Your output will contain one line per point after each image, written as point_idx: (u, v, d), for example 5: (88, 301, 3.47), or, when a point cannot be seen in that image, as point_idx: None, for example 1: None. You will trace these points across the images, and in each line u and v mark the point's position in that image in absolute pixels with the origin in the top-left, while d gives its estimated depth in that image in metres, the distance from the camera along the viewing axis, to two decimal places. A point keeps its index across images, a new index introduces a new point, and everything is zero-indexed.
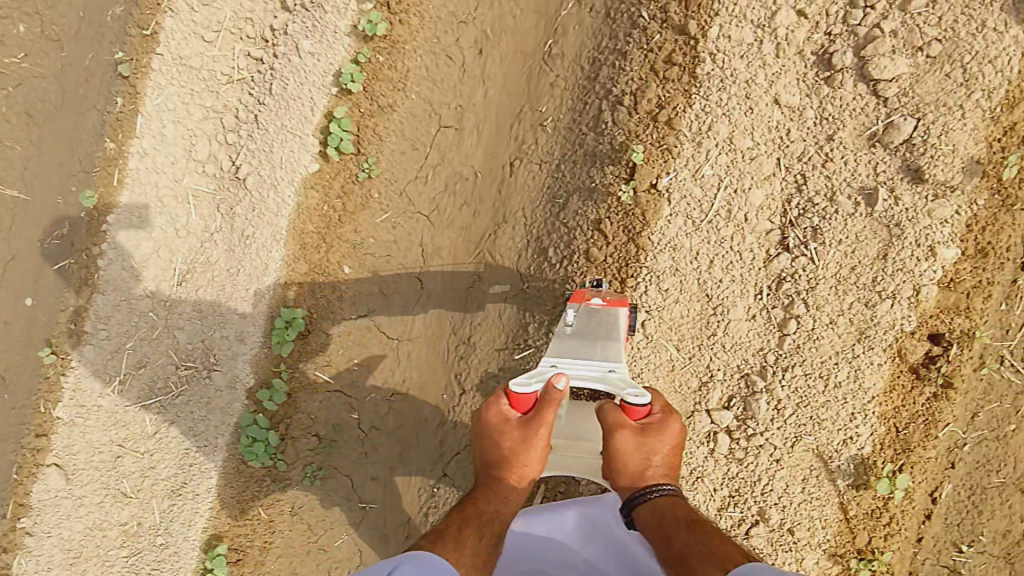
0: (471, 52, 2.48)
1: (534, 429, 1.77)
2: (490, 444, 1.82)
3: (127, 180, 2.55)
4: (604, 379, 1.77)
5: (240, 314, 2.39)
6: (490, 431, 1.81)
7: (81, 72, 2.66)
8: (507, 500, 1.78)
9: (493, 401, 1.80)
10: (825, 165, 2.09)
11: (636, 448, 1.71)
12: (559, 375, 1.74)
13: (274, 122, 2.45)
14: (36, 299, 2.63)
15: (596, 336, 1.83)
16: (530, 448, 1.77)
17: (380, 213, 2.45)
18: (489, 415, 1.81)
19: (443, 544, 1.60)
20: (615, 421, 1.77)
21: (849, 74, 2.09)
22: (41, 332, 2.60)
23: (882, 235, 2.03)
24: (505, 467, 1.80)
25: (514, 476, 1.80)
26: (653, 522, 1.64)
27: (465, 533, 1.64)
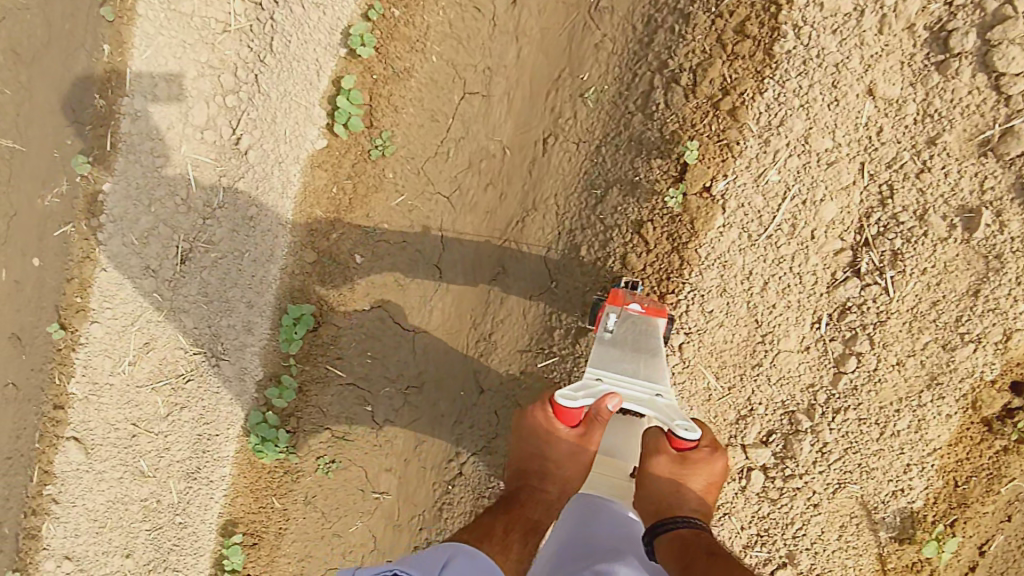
0: (503, 1, 2.07)
1: (583, 446, 1.54)
2: (531, 450, 1.58)
3: (121, 144, 2.31)
4: (650, 404, 1.45)
5: (247, 303, 2.26)
6: (531, 435, 1.57)
7: (66, 5, 2.33)
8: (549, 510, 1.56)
9: (539, 407, 1.55)
10: (920, 176, 1.74)
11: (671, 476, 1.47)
12: (611, 396, 1.46)
13: (275, 87, 2.14)
14: (43, 260, 2.43)
15: (643, 347, 1.52)
16: (575, 461, 1.55)
17: (394, 196, 2.17)
18: (533, 420, 1.57)
19: (488, 545, 1.39)
20: (655, 444, 1.51)
21: (968, 60, 1.67)
22: (49, 296, 2.43)
23: (978, 268, 1.72)
24: (543, 478, 1.57)
25: (553, 488, 1.57)
26: (673, 551, 1.34)
27: (512, 534, 1.43)
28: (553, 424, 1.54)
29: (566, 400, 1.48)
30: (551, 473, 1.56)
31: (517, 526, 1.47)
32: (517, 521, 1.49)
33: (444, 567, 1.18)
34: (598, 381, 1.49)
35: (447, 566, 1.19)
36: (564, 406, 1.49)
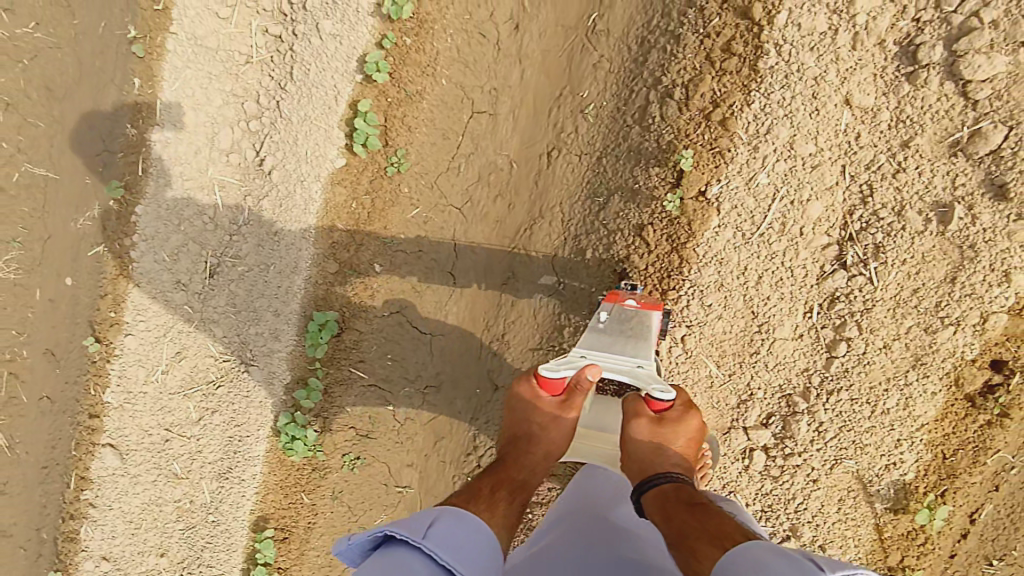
0: (507, 27, 2.22)
1: (565, 412, 1.61)
2: (517, 418, 1.66)
3: (152, 169, 2.47)
4: (631, 373, 1.54)
5: (273, 312, 2.41)
6: (517, 405, 1.66)
7: (96, 43, 2.51)
8: (535, 474, 1.63)
9: (523, 378, 1.65)
10: (896, 176, 1.88)
11: (649, 437, 1.57)
12: (592, 365, 1.54)
13: (296, 113, 2.30)
14: (77, 279, 2.59)
15: (628, 335, 1.64)
16: (559, 425, 1.62)
17: (410, 209, 2.31)
18: (518, 389, 1.65)
19: (475, 504, 1.42)
20: (633, 408, 1.60)
21: (936, 71, 1.80)
22: (83, 312, 2.58)
23: (954, 257, 1.86)
24: (530, 443, 1.63)
25: (540, 450, 1.63)
26: (657, 506, 1.43)
27: (497, 493, 1.48)
28: (537, 393, 1.62)
29: (550, 369, 1.58)
30: (537, 436, 1.63)
31: (503, 486, 1.53)
32: (505, 482, 1.55)
33: (432, 525, 1.23)
34: (582, 356, 1.60)
35: (434, 524, 1.23)
36: (546, 374, 1.58)
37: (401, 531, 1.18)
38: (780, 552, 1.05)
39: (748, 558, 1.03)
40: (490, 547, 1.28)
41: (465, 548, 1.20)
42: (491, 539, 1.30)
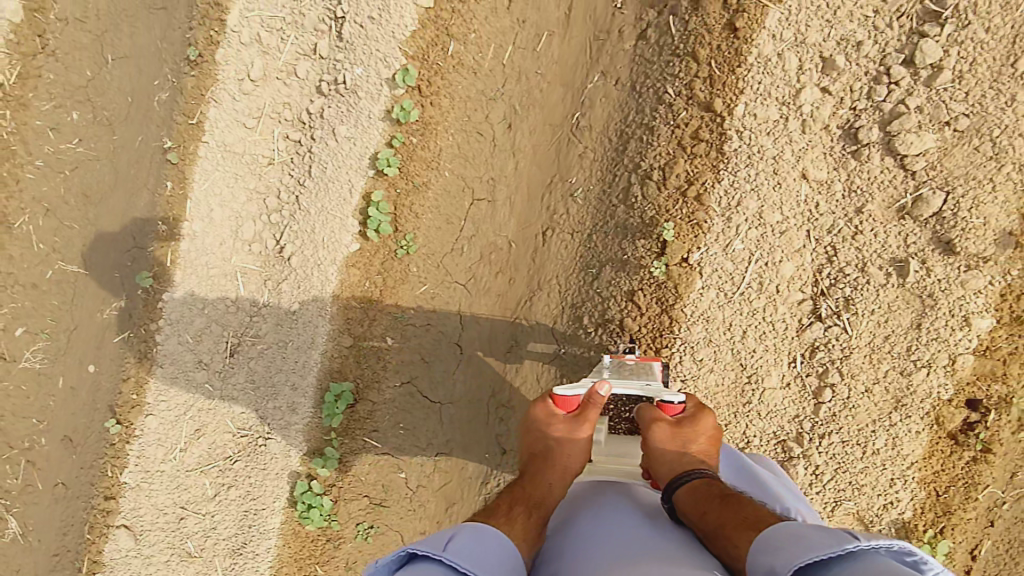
0: (501, 126, 2.50)
1: (579, 427, 1.68)
2: (534, 441, 1.73)
3: (180, 261, 2.67)
4: (641, 387, 1.70)
5: (291, 386, 2.55)
6: (534, 428, 1.75)
7: (132, 153, 2.80)
8: (552, 489, 1.65)
9: (539, 399, 1.78)
10: (855, 238, 2.06)
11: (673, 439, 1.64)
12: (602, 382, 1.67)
13: (313, 205, 2.53)
14: (99, 365, 2.75)
15: (635, 369, 1.80)
16: (573, 439, 1.68)
17: (419, 286, 2.50)
18: (535, 412, 1.76)
19: (495, 518, 1.49)
20: (651, 418, 1.69)
21: (876, 148, 2.02)
22: (104, 396, 2.72)
23: (916, 306, 2.02)
24: (547, 458, 1.69)
25: (557, 466, 1.68)
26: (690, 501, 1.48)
27: (514, 508, 1.54)
28: (551, 412, 1.73)
29: (565, 388, 1.74)
30: (553, 453, 1.69)
31: (521, 502, 1.59)
32: (521, 500, 1.59)
33: (452, 539, 1.25)
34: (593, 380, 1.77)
35: (453, 538, 1.25)
36: (562, 392, 1.73)
37: (424, 547, 1.20)
38: (821, 530, 1.12)
39: (790, 537, 1.12)
40: (510, 556, 1.31)
41: (487, 557, 1.24)
42: (509, 548, 1.34)
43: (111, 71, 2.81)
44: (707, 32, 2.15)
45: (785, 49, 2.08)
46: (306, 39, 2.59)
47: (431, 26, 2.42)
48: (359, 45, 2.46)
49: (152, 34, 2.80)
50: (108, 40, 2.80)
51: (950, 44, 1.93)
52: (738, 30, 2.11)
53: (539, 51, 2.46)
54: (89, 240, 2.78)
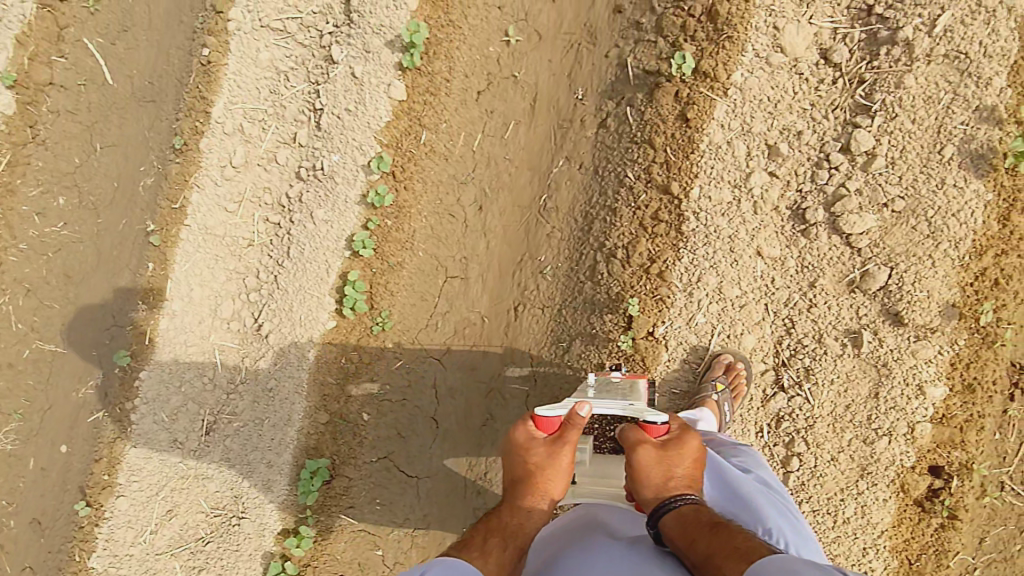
0: (472, 208, 2.64)
1: (559, 450, 1.58)
2: (511, 467, 1.62)
3: (158, 338, 2.69)
4: (624, 407, 1.67)
5: (267, 463, 2.53)
6: (510, 453, 1.63)
7: (116, 236, 2.89)
8: (532, 516, 1.59)
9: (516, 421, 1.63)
10: (810, 310, 2.10)
11: (659, 462, 1.54)
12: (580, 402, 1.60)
13: (291, 283, 2.60)
14: (71, 446, 2.75)
15: (617, 390, 1.84)
16: (553, 466, 1.57)
17: (394, 361, 2.54)
18: (511, 435, 1.62)
19: (469, 552, 1.54)
20: (635, 438, 1.56)
21: (822, 227, 2.13)
22: (75, 476, 2.71)
23: (873, 374, 2.03)
24: (526, 484, 1.59)
25: (536, 492, 1.59)
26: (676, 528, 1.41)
27: (490, 540, 1.56)
28: (530, 435, 1.61)
29: (546, 408, 1.62)
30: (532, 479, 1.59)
31: (496, 532, 1.59)
32: (497, 530, 1.59)
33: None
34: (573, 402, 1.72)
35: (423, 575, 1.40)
36: (542, 413, 1.62)
37: None
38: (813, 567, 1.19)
39: (783, 571, 1.12)
40: None
41: None
42: None
43: (99, 159, 2.93)
44: (662, 122, 2.32)
45: (734, 137, 2.25)
46: (286, 128, 2.78)
47: (404, 117, 2.61)
48: (336, 134, 2.65)
49: (139, 124, 2.94)
50: (97, 130, 2.94)
51: (880, 133, 2.12)
52: (689, 120, 2.28)
53: (507, 138, 2.67)
54: (69, 319, 2.83)
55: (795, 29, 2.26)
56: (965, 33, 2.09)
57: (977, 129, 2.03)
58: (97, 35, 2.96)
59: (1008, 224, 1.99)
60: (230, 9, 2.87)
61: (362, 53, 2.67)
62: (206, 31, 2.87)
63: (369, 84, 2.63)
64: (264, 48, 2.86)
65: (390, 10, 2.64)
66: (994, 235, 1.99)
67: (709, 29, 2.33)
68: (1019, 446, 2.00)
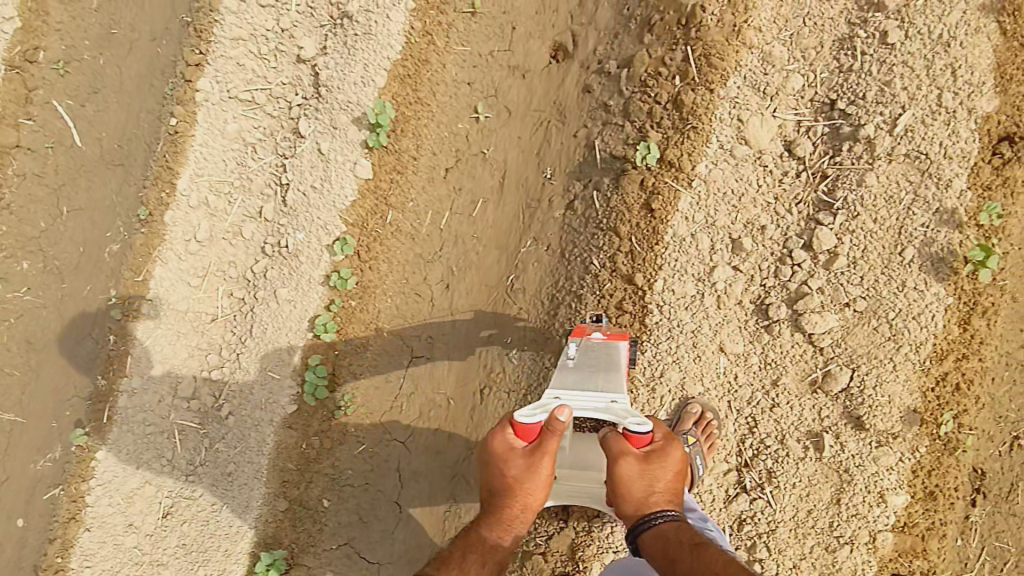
0: (439, 286, 2.61)
1: (538, 461, 1.61)
2: (491, 474, 1.67)
3: (116, 417, 2.64)
4: (607, 409, 1.67)
5: (223, 552, 2.46)
6: (490, 459, 1.67)
7: (79, 302, 2.83)
8: (513, 526, 1.68)
9: (496, 429, 1.65)
10: (772, 410, 2.09)
11: (641, 479, 1.59)
12: (562, 407, 1.60)
13: (254, 363, 2.56)
14: (28, 520, 2.67)
15: (599, 367, 1.81)
16: (533, 479, 1.63)
17: (357, 445, 2.50)
18: (491, 442, 1.65)
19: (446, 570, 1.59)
20: (619, 451, 1.60)
21: (785, 324, 2.11)
22: (31, 552, 2.65)
23: (835, 480, 2.01)
24: (508, 496, 1.66)
25: (517, 505, 1.67)
26: (658, 550, 1.54)
27: (469, 558, 1.63)
28: (510, 446, 1.63)
29: (525, 415, 1.62)
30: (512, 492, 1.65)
31: (476, 547, 1.66)
32: (476, 545, 1.66)
33: None
34: (553, 399, 1.70)
35: None
36: (521, 421, 1.61)
37: None
38: None
39: None
40: None
41: None
42: None
43: (64, 224, 2.88)
44: (627, 210, 2.31)
45: (698, 230, 2.24)
46: (253, 202, 2.76)
47: (370, 196, 2.58)
48: (302, 212, 2.62)
49: (105, 189, 2.90)
50: (64, 194, 2.88)
51: (843, 231, 2.12)
52: (654, 211, 2.27)
53: (474, 216, 2.66)
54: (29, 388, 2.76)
55: (759, 122, 2.27)
56: (926, 133, 2.10)
57: (937, 232, 2.03)
58: (68, 97, 2.90)
59: (968, 329, 2.00)
60: (199, 79, 2.86)
61: (328, 128, 2.66)
62: (174, 100, 2.86)
63: (335, 163, 2.61)
64: (231, 119, 2.85)
65: (357, 86, 2.64)
66: (954, 339, 1.99)
67: (674, 118, 2.33)
68: (981, 552, 1.99)
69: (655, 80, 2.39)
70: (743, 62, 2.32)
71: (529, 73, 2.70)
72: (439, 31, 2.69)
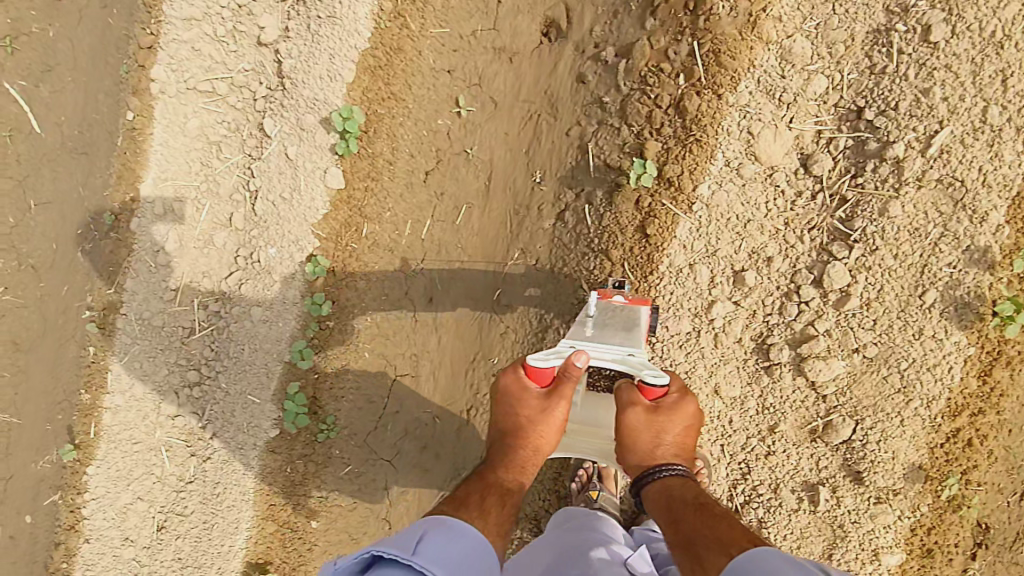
0: (422, 300, 2.45)
1: (553, 404, 1.58)
2: (505, 414, 1.65)
3: (103, 432, 2.61)
4: (623, 359, 1.50)
5: (217, 569, 2.50)
6: (504, 400, 1.65)
7: (61, 305, 2.57)
8: (526, 472, 1.63)
9: (509, 370, 1.64)
10: (767, 457, 1.98)
11: (648, 427, 1.56)
12: (578, 351, 1.51)
13: (233, 383, 2.51)
14: (37, 517, 2.59)
15: (618, 326, 1.64)
16: (547, 421, 1.60)
17: (342, 467, 2.45)
18: (505, 383, 1.64)
19: (466, 511, 1.40)
20: (628, 399, 1.59)
21: (787, 368, 1.96)
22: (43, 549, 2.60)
23: (828, 534, 1.93)
24: (520, 439, 1.63)
25: (528, 448, 1.63)
26: (660, 502, 1.49)
27: (488, 499, 1.46)
28: (524, 386, 1.61)
29: (538, 360, 1.57)
30: (524, 434, 1.62)
31: (493, 491, 1.52)
32: (493, 490, 1.52)
33: (422, 539, 1.20)
34: (570, 346, 1.56)
35: (425, 538, 1.21)
36: (534, 364, 1.58)
37: (391, 550, 1.12)
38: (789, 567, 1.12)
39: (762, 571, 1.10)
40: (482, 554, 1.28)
41: (461, 558, 1.21)
42: (484, 545, 1.29)
43: (34, 219, 2.51)
44: (620, 232, 2.09)
45: (697, 260, 2.04)
46: (222, 208, 2.58)
47: (343, 207, 2.42)
48: (272, 224, 2.47)
49: (73, 180, 2.56)
50: (30, 184, 2.50)
51: (858, 267, 1.90)
52: (649, 236, 2.05)
53: (458, 224, 2.43)
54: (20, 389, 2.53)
55: (772, 135, 1.99)
56: (964, 155, 1.83)
57: (965, 273, 1.82)
58: (19, 77, 2.49)
59: (987, 381, 1.82)
60: (153, 66, 2.61)
61: (295, 130, 2.45)
62: (129, 89, 2.61)
63: (304, 168, 2.43)
64: (193, 113, 2.62)
65: (324, 81, 2.39)
66: (972, 392, 1.83)
67: (677, 125, 2.05)
68: None
69: (656, 78, 2.08)
70: (758, 60, 2.01)
71: (517, 56, 2.38)
72: (414, 13, 2.38)
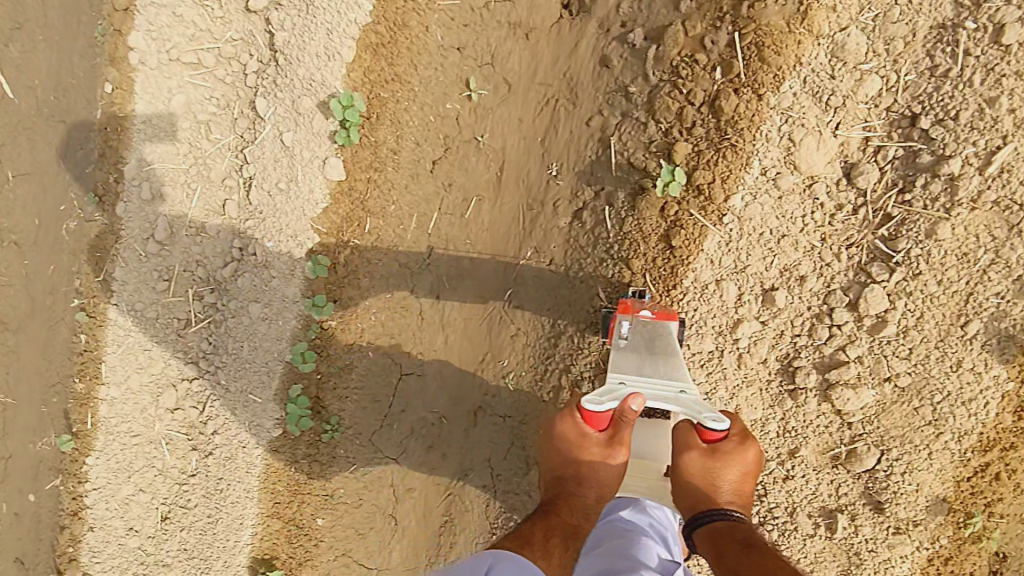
0: (428, 298, 2.32)
1: (614, 449, 1.44)
2: (562, 459, 1.48)
3: (101, 423, 2.54)
4: (675, 400, 1.41)
5: (222, 563, 2.48)
6: (560, 446, 1.48)
7: (48, 286, 2.48)
8: (590, 517, 1.47)
9: (564, 414, 1.47)
10: (785, 481, 1.92)
11: (702, 472, 1.40)
12: (634, 394, 1.41)
13: (233, 380, 2.43)
14: (39, 497, 2.57)
15: (657, 348, 1.53)
16: (609, 466, 1.45)
17: (347, 465, 2.39)
18: (560, 429, 1.47)
19: (530, 551, 1.32)
20: (685, 441, 1.44)
21: (813, 394, 1.87)
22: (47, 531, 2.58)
23: (843, 560, 1.91)
24: (580, 484, 1.47)
25: (590, 493, 1.47)
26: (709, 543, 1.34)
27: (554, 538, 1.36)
28: (582, 431, 1.45)
29: (594, 403, 1.42)
30: (586, 478, 1.46)
31: (558, 532, 1.39)
32: (556, 529, 1.40)
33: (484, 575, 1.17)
34: (620, 384, 1.45)
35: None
36: (590, 408, 1.43)
37: None
38: None
39: None
40: None
41: None
42: None
43: (13, 192, 2.42)
44: (642, 240, 1.94)
45: (724, 276, 1.91)
46: (214, 194, 2.41)
47: (344, 201, 2.26)
48: (268, 217, 2.32)
49: (51, 151, 2.42)
50: (5, 158, 2.39)
51: (898, 292, 1.78)
52: (675, 248, 1.91)
53: (467, 218, 2.26)
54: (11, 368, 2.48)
55: (816, 143, 1.82)
56: None
57: (1013, 304, 1.71)
58: None
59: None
60: (130, 32, 2.37)
61: (291, 112, 2.25)
62: (105, 58, 2.38)
63: (300, 156, 2.25)
64: (177, 88, 2.40)
65: (321, 59, 2.18)
66: (1007, 428, 1.75)
67: (710, 126, 1.87)
68: None
69: (689, 70, 1.88)
70: (805, 56, 1.81)
71: (533, 32, 2.15)
72: None
